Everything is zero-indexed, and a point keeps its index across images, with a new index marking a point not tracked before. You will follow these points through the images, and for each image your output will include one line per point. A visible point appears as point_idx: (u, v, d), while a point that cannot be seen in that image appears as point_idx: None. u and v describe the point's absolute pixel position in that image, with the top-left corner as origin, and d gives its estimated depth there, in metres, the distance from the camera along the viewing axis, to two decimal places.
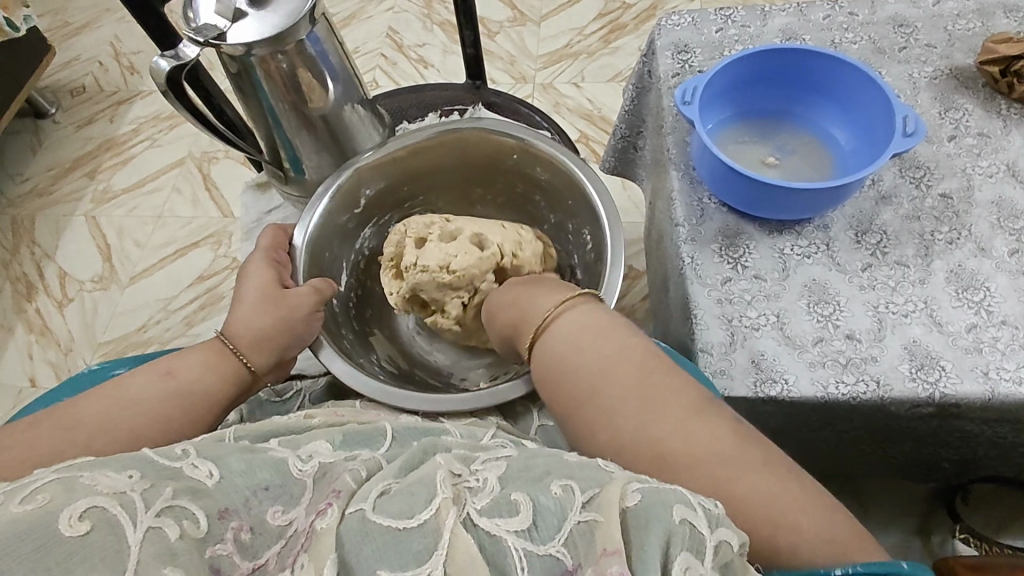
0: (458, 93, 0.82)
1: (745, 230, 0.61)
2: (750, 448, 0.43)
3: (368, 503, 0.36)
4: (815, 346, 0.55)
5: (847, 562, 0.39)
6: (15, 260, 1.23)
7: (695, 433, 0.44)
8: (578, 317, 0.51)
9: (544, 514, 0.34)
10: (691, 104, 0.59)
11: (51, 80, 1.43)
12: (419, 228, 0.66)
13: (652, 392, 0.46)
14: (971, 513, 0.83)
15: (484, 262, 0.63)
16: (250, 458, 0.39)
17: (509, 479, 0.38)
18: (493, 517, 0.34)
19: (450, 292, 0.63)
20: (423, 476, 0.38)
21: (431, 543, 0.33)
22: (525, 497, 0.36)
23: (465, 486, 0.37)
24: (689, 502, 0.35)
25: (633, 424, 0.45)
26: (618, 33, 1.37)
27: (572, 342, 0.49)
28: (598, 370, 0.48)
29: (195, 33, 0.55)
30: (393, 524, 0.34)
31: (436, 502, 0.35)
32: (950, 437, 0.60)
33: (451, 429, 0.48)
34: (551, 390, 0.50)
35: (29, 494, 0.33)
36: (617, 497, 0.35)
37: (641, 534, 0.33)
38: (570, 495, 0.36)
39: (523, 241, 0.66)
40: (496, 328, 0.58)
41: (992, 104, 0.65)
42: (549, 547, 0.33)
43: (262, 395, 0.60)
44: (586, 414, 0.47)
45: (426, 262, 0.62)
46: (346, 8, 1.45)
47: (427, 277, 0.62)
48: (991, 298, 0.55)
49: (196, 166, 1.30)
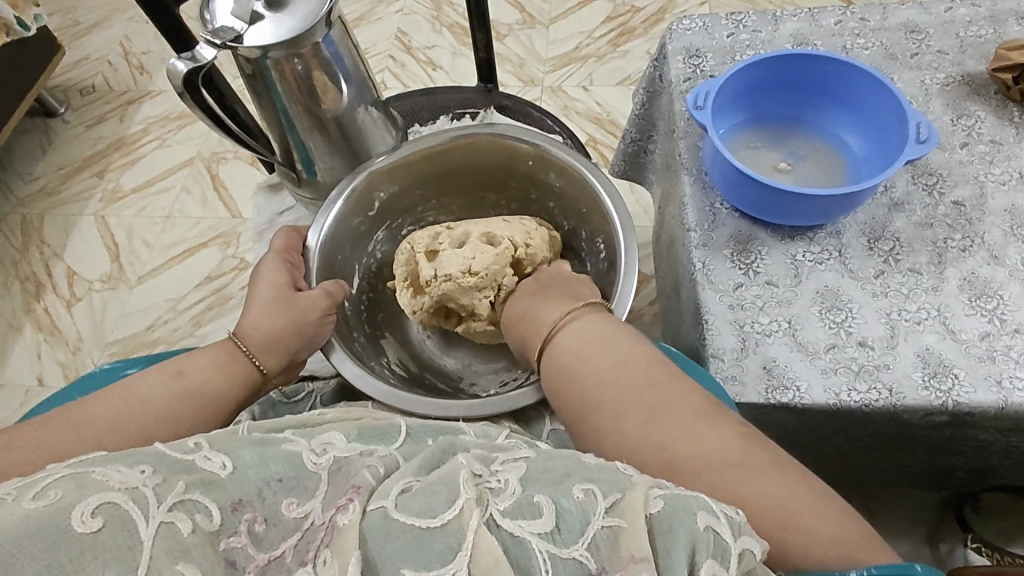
0: (470, 95, 0.81)
1: (757, 236, 0.61)
2: (756, 453, 0.43)
3: (389, 500, 0.36)
4: (827, 354, 0.55)
5: (862, 566, 0.38)
6: (24, 258, 1.23)
7: (702, 439, 0.44)
8: (578, 329, 0.51)
9: (566, 518, 0.34)
10: (703, 109, 0.59)
11: (61, 80, 1.43)
12: (426, 240, 0.66)
13: (657, 400, 0.46)
14: (983, 524, 0.82)
15: (501, 257, 0.63)
16: (266, 450, 0.39)
17: (530, 480, 0.38)
18: (515, 519, 0.34)
19: (479, 294, 0.63)
20: (444, 475, 0.38)
21: (454, 543, 0.33)
22: (548, 500, 0.35)
23: (487, 487, 0.37)
24: (712, 510, 0.35)
25: (640, 430, 0.45)
26: (627, 36, 1.37)
27: (580, 351, 0.50)
28: (602, 379, 0.48)
29: (212, 35, 0.55)
30: (416, 522, 0.34)
31: (459, 503, 0.35)
32: (962, 446, 0.60)
33: (466, 428, 0.47)
34: (560, 402, 0.50)
35: (40, 492, 0.33)
36: (640, 503, 0.35)
37: (665, 540, 0.33)
38: (592, 499, 0.35)
39: (534, 230, 0.66)
40: (513, 335, 0.58)
41: (1004, 111, 0.65)
42: (572, 550, 0.33)
43: (274, 396, 0.60)
44: (594, 422, 0.48)
45: (446, 269, 0.62)
46: (354, 10, 1.46)
47: (453, 285, 0.62)
48: (1004, 306, 0.55)
49: (205, 166, 1.30)
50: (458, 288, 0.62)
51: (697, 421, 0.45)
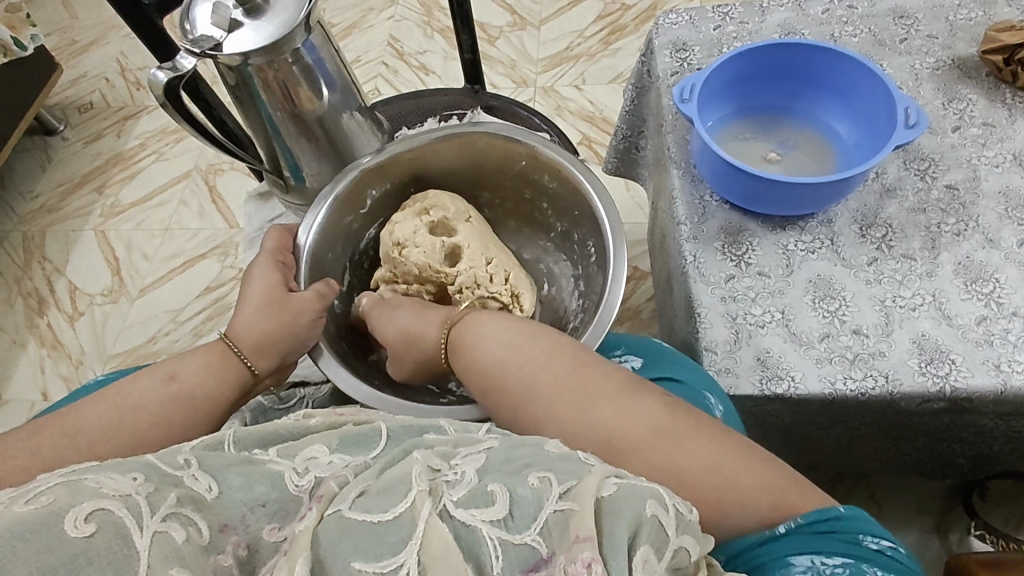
0: (458, 98, 0.82)
1: (748, 227, 0.60)
2: (681, 418, 0.43)
3: (345, 503, 0.36)
4: (821, 343, 0.54)
5: (792, 517, 0.39)
6: (26, 274, 1.24)
7: (630, 412, 0.44)
8: (506, 326, 0.51)
9: (520, 504, 0.34)
10: (689, 101, 0.59)
11: (60, 98, 1.45)
12: (436, 201, 0.67)
13: (587, 383, 0.46)
14: (989, 511, 0.82)
15: (428, 268, 0.65)
16: (249, 471, 0.38)
17: (488, 470, 0.37)
18: (468, 508, 0.34)
19: (393, 266, 0.67)
20: (401, 471, 0.37)
21: (406, 533, 0.33)
22: (502, 487, 0.35)
23: (443, 480, 0.36)
24: (662, 499, 0.35)
25: (575, 411, 0.45)
26: (618, 34, 1.37)
27: (509, 350, 0.49)
28: (531, 369, 0.47)
29: (192, 45, 0.56)
30: (367, 518, 0.34)
31: (412, 495, 0.35)
32: (963, 432, 0.59)
33: (445, 426, 0.45)
34: (498, 403, 0.49)
35: (33, 497, 0.32)
36: (593, 486, 0.35)
37: (612, 519, 0.33)
38: (547, 485, 0.35)
39: (487, 285, 0.65)
40: (410, 349, 0.57)
41: (996, 93, 0.64)
42: (524, 536, 0.33)
43: (265, 403, 0.61)
44: (531, 413, 0.47)
45: (398, 228, 0.66)
46: (346, 19, 1.47)
47: (388, 238, 0.66)
48: (1000, 290, 0.55)
49: (203, 179, 1.31)
50: (385, 246, 0.67)
51: (623, 396, 0.45)
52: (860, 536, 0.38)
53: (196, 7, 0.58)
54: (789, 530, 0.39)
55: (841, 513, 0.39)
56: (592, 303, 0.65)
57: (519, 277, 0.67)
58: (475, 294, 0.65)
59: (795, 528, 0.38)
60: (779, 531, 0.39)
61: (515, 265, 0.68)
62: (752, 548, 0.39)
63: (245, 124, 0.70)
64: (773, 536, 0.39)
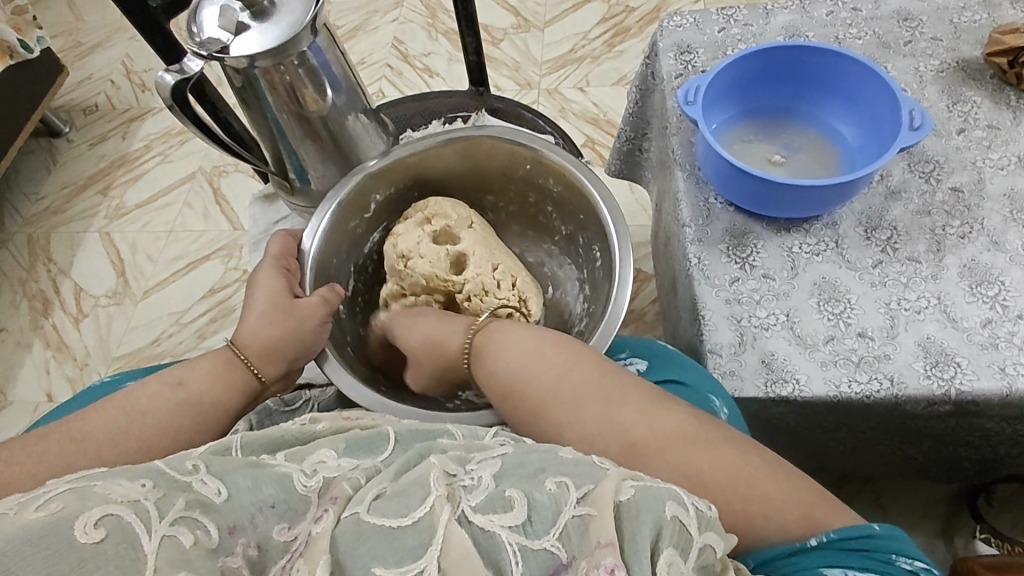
0: (462, 100, 0.82)
1: (752, 229, 0.60)
2: (706, 426, 0.44)
3: (363, 505, 0.36)
4: (826, 345, 0.54)
5: (821, 531, 0.39)
6: (31, 276, 1.25)
7: (652, 419, 0.44)
8: (526, 332, 0.51)
9: (538, 508, 0.34)
10: (694, 104, 0.59)
11: (65, 100, 1.46)
12: (439, 209, 0.68)
13: (605, 390, 0.46)
14: (995, 514, 0.82)
15: (434, 279, 0.65)
16: (258, 472, 0.38)
17: (505, 475, 0.37)
18: (486, 513, 0.35)
19: (399, 280, 0.67)
20: (417, 475, 0.37)
21: (426, 538, 0.33)
22: (520, 492, 0.35)
23: (460, 485, 0.37)
24: (682, 500, 0.35)
25: (598, 415, 0.45)
26: (621, 36, 1.37)
27: (528, 356, 0.49)
28: (556, 374, 0.48)
29: (199, 48, 0.56)
30: (387, 523, 0.34)
31: (431, 499, 0.35)
32: (969, 436, 0.59)
33: (453, 431, 0.45)
34: (514, 408, 0.49)
35: (42, 504, 0.32)
36: (611, 490, 0.35)
37: (633, 524, 0.33)
38: (564, 490, 0.35)
39: (495, 292, 0.65)
40: (432, 356, 0.57)
41: (1000, 96, 0.64)
42: (543, 541, 0.33)
43: (271, 406, 0.61)
44: (549, 417, 0.47)
45: (400, 240, 0.66)
46: (350, 22, 1.47)
47: (392, 252, 0.66)
48: (1006, 292, 0.54)
49: (207, 181, 1.32)
50: (389, 259, 0.67)
51: (647, 404, 0.45)
52: (892, 556, 0.38)
53: (203, 10, 0.58)
54: (819, 544, 0.39)
55: (876, 532, 0.39)
56: (597, 306, 0.65)
57: (526, 282, 0.67)
58: (482, 302, 0.64)
59: (827, 542, 0.39)
60: (808, 545, 0.39)
61: (521, 270, 0.68)
62: (779, 560, 0.40)
63: (251, 129, 0.71)
64: (802, 548, 0.39)
